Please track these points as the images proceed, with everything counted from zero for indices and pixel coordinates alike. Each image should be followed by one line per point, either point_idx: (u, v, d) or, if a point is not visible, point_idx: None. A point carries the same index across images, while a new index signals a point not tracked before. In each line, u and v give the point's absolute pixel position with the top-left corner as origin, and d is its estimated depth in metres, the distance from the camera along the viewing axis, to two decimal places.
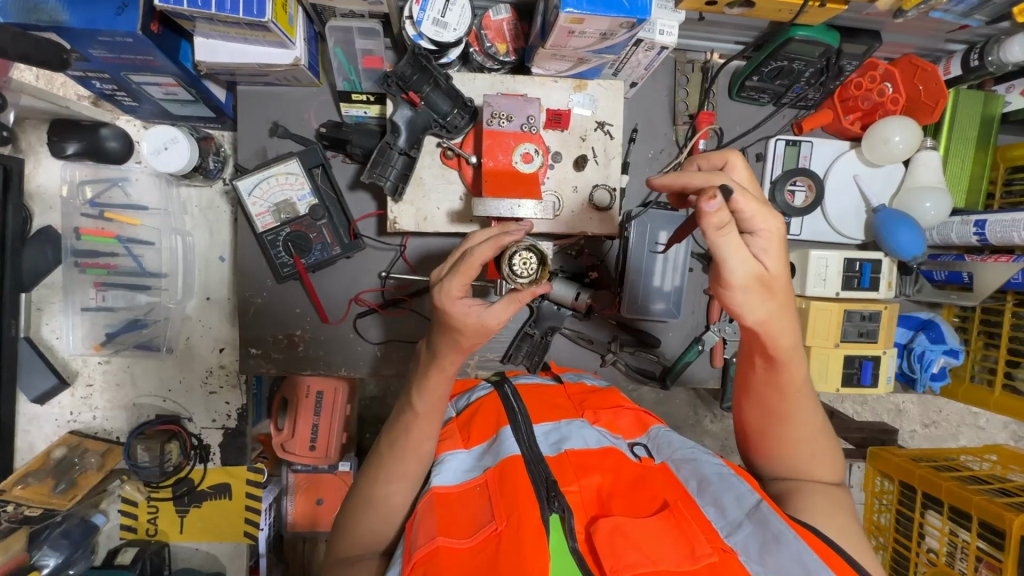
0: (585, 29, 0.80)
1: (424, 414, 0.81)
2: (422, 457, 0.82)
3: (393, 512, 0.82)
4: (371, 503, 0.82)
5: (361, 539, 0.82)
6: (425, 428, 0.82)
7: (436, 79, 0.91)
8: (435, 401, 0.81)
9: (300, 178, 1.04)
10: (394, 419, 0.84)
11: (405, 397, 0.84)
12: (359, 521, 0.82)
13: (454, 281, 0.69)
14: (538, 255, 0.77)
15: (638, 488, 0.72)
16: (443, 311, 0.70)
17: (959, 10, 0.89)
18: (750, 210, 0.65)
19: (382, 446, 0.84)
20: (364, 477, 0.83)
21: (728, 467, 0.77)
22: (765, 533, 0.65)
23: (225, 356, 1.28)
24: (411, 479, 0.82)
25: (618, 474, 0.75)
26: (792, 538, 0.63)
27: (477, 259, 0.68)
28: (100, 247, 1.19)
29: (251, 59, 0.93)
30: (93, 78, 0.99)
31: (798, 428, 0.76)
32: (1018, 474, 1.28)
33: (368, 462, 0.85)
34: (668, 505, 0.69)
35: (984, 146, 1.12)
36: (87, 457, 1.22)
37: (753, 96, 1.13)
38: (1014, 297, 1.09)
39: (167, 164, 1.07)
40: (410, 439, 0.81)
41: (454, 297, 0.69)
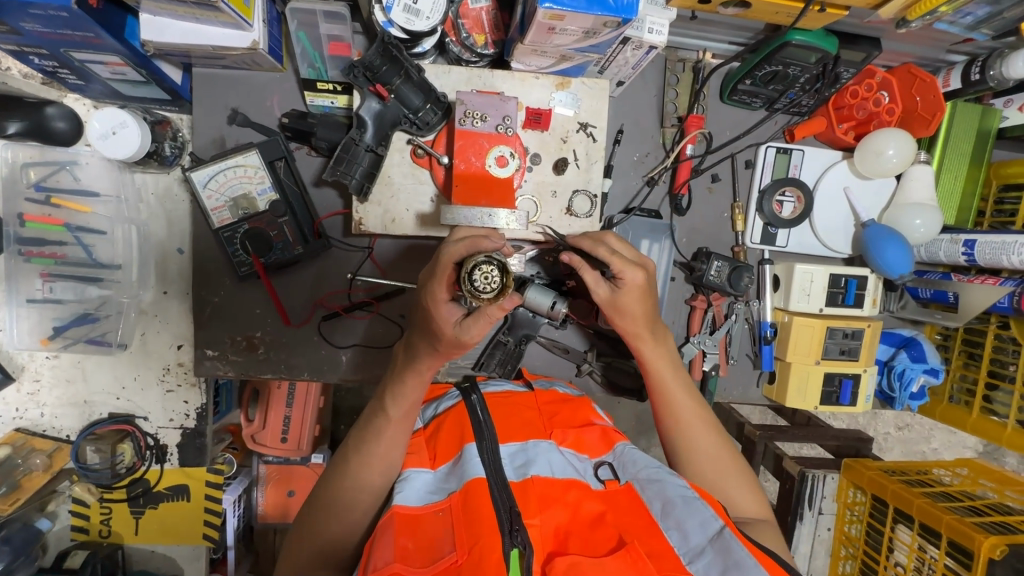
0: (567, 26, 0.74)
1: (397, 420, 0.77)
2: (390, 466, 0.78)
3: (356, 525, 0.78)
4: (332, 513, 0.76)
5: (319, 550, 0.77)
6: (396, 435, 0.77)
7: (407, 70, 0.83)
8: (410, 407, 0.77)
9: (260, 171, 0.96)
10: (365, 421, 0.79)
11: (378, 399, 0.79)
12: (319, 531, 0.77)
13: (439, 285, 0.65)
14: (500, 269, 0.65)
15: (597, 527, 0.69)
16: (428, 313, 0.66)
17: (965, 22, 0.84)
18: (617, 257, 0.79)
19: (349, 450, 0.79)
20: (327, 484, 0.78)
21: (694, 489, 0.73)
22: (727, 560, 0.62)
23: (183, 353, 1.22)
24: (377, 490, 0.77)
25: (577, 511, 0.71)
26: (752, 565, 0.60)
27: (448, 256, 0.64)
28: (47, 235, 1.11)
29: (203, 40, 0.84)
30: (30, 53, 0.90)
31: (708, 459, 0.85)
32: (988, 490, 1.28)
33: (333, 466, 0.80)
34: (624, 544, 0.65)
35: (977, 163, 1.09)
36: (32, 457, 1.15)
37: (745, 100, 1.08)
38: (998, 319, 1.07)
39: (115, 150, 0.99)
40: (379, 446, 0.76)
41: (440, 299, 0.65)
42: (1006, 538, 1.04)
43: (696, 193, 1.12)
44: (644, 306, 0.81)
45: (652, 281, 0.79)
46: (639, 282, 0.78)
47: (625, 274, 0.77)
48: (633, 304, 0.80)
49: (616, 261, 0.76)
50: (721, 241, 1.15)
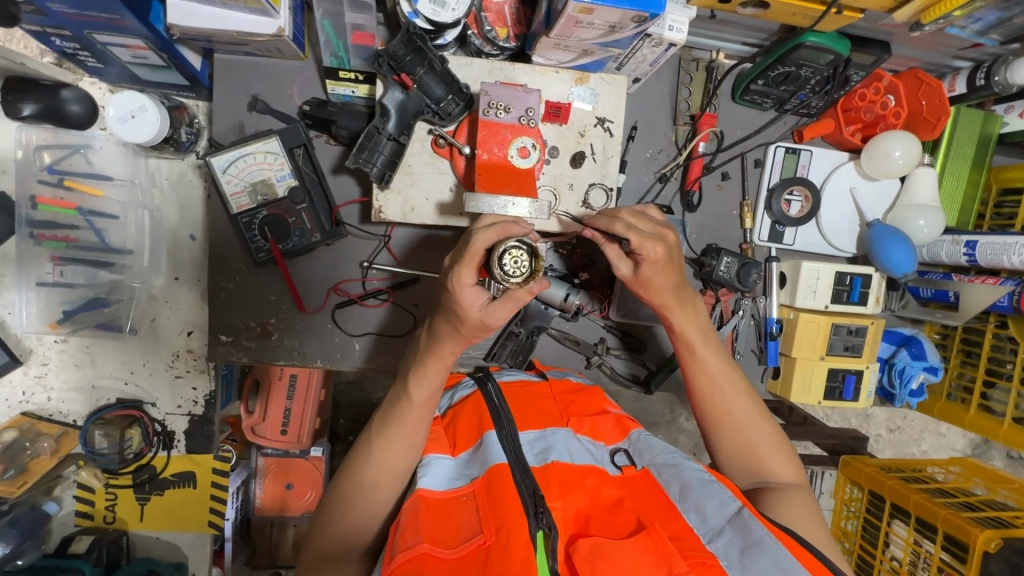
0: (594, 20, 0.76)
1: (419, 404, 0.77)
2: (413, 450, 0.79)
3: (378, 509, 0.78)
4: (357, 498, 0.77)
5: (345, 535, 0.78)
6: (419, 419, 0.78)
7: (430, 61, 0.85)
8: (433, 392, 0.77)
9: (279, 157, 0.97)
10: (387, 407, 0.80)
11: (399, 384, 0.79)
12: (344, 516, 0.77)
13: (466, 268, 0.65)
14: (529, 251, 0.67)
15: (616, 511, 0.71)
16: (453, 296, 0.67)
17: (975, 27, 0.87)
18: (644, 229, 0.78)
19: (372, 436, 0.79)
20: (350, 469, 0.79)
21: (710, 472, 0.75)
22: (745, 538, 0.65)
23: (193, 340, 1.22)
24: (400, 474, 0.78)
25: (596, 496, 0.73)
26: (771, 542, 0.63)
27: (479, 244, 0.64)
28: (60, 219, 1.09)
29: (230, 26, 0.85)
30: (52, 34, 0.90)
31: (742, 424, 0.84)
32: (981, 487, 1.31)
33: (355, 451, 0.80)
34: (645, 527, 0.67)
35: (979, 166, 1.12)
36: (40, 442, 1.15)
37: (756, 100, 1.10)
38: (997, 318, 1.10)
39: (134, 134, 0.99)
40: (403, 430, 0.77)
41: (465, 283, 0.66)
42: (1000, 531, 1.07)
43: (706, 190, 1.14)
44: (669, 278, 0.80)
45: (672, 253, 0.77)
46: (658, 256, 0.76)
47: (643, 248, 0.75)
48: (654, 278, 0.79)
49: (631, 233, 0.75)
50: (730, 238, 1.17)
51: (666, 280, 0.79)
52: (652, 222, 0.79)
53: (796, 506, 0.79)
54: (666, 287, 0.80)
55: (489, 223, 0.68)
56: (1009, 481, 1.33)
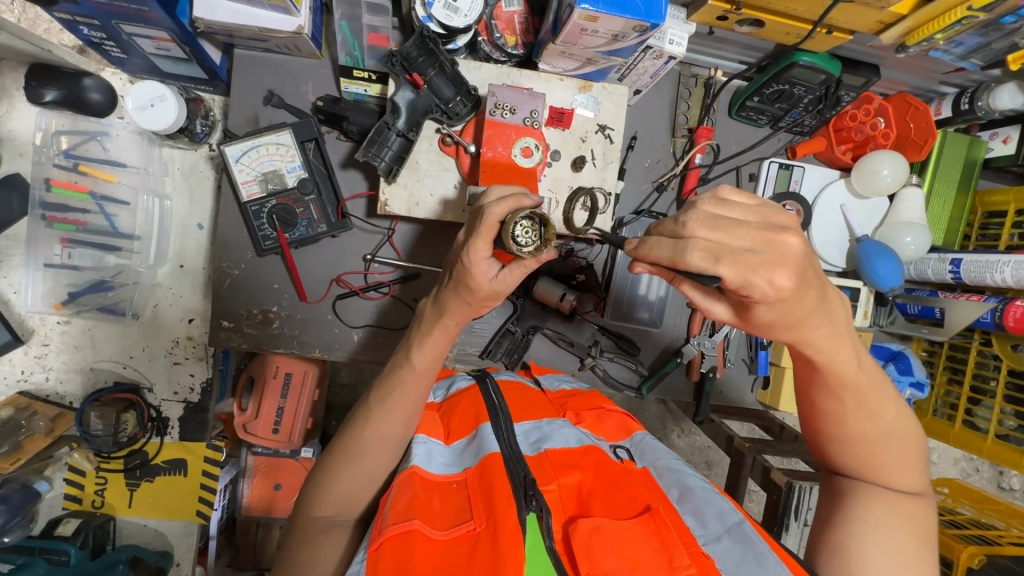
0: (598, 29, 0.80)
1: (420, 371, 0.80)
2: (410, 419, 0.81)
3: (375, 474, 0.80)
4: (353, 461, 0.79)
5: (338, 500, 0.79)
6: (418, 387, 0.80)
7: (442, 63, 0.89)
8: (433, 360, 0.80)
9: (291, 150, 1.01)
10: (388, 373, 0.82)
11: (401, 353, 0.82)
12: (339, 479, 0.78)
13: (479, 242, 0.67)
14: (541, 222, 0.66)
15: (617, 486, 0.71)
16: (466, 269, 0.69)
17: (957, 52, 0.92)
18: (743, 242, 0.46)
19: (371, 402, 0.81)
20: (349, 433, 0.81)
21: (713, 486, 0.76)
22: (749, 550, 0.63)
23: (194, 327, 1.24)
24: (396, 440, 0.80)
25: (598, 472, 0.74)
26: (774, 563, 0.61)
27: (495, 216, 0.65)
28: (71, 202, 1.12)
29: (253, 22, 0.90)
30: (81, 23, 0.94)
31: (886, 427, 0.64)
32: (967, 508, 1.32)
33: (355, 416, 0.83)
34: (649, 510, 0.68)
35: (965, 189, 1.16)
36: (35, 421, 1.15)
37: (751, 116, 1.14)
38: (981, 336, 1.13)
39: (151, 122, 1.03)
40: (401, 396, 0.80)
41: (479, 257, 0.68)
42: (984, 548, 1.08)
43: None
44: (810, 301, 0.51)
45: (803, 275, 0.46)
46: (787, 291, 0.47)
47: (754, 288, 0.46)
48: (779, 320, 0.51)
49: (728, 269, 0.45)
50: None
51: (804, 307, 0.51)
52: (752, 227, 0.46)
53: (904, 523, 0.64)
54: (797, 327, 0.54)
55: (500, 197, 0.70)
56: (995, 503, 1.34)
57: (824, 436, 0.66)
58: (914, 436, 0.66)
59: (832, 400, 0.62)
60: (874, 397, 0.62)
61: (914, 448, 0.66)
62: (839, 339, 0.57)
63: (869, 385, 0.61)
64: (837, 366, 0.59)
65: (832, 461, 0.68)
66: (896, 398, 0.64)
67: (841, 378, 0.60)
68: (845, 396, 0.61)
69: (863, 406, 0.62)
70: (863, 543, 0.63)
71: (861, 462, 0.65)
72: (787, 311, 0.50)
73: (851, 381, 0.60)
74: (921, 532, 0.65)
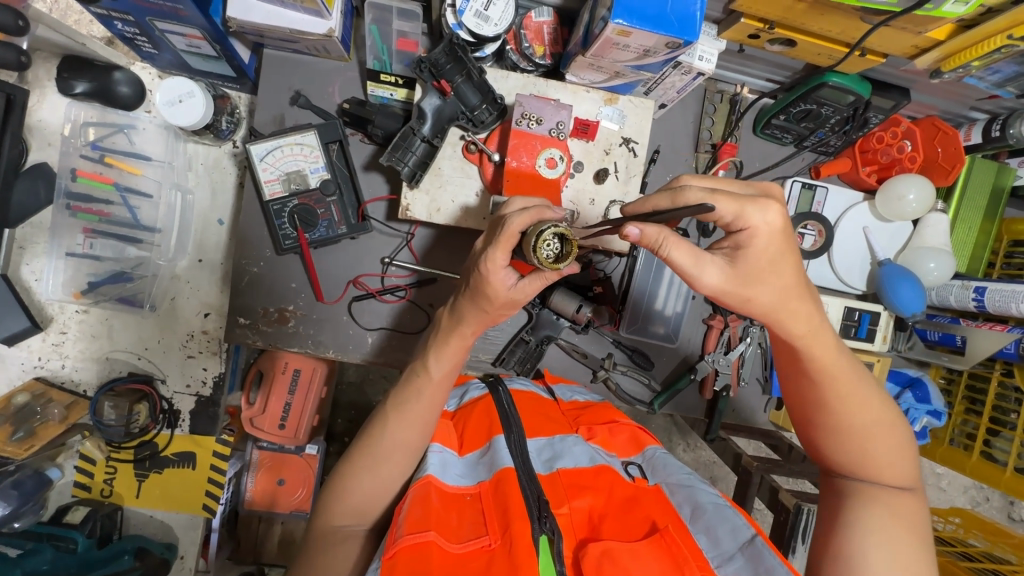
0: (630, 43, 0.80)
1: (437, 380, 0.80)
2: (426, 428, 0.81)
3: (389, 485, 0.80)
4: (370, 467, 0.79)
5: (354, 507, 0.79)
6: (435, 396, 0.80)
7: (469, 71, 0.90)
8: (451, 368, 0.80)
9: (315, 151, 1.02)
10: (405, 380, 0.83)
11: (419, 360, 0.82)
12: (355, 486, 0.79)
13: (498, 251, 0.66)
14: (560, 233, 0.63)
15: (629, 510, 0.70)
16: (484, 276, 0.69)
17: (992, 79, 0.91)
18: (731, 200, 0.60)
19: (387, 410, 0.81)
20: (366, 441, 0.81)
21: (722, 497, 0.76)
22: (757, 566, 0.63)
23: (209, 322, 1.25)
24: (412, 448, 0.80)
25: (610, 495, 0.73)
26: (783, 569, 0.62)
27: (516, 227, 0.64)
28: (96, 192, 1.13)
29: (285, 23, 0.90)
30: (116, 19, 0.95)
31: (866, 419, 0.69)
32: (979, 539, 1.29)
33: (371, 424, 0.83)
34: (658, 529, 0.67)
35: (991, 217, 1.15)
36: (50, 408, 1.17)
37: (776, 134, 1.13)
38: (1002, 366, 1.11)
39: (179, 117, 1.04)
40: (419, 404, 0.80)
41: (498, 266, 0.68)
42: None
43: None
44: (795, 271, 0.62)
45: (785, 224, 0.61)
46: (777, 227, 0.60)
47: (748, 217, 0.59)
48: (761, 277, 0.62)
49: (723, 199, 0.59)
50: None
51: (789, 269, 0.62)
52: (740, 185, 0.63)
53: (898, 514, 0.67)
54: (774, 295, 0.62)
55: (522, 208, 0.71)
56: (1009, 537, 1.30)
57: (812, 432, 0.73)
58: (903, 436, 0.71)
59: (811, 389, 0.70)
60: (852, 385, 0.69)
61: (900, 436, 0.71)
62: (812, 337, 0.66)
63: (845, 372, 0.68)
64: (817, 358, 0.67)
65: (823, 456, 0.73)
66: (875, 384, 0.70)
67: (820, 368, 0.67)
68: (823, 384, 0.68)
69: (843, 394, 0.68)
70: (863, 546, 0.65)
71: (850, 454, 0.70)
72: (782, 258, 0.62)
73: (830, 372, 0.68)
74: (917, 522, 0.68)
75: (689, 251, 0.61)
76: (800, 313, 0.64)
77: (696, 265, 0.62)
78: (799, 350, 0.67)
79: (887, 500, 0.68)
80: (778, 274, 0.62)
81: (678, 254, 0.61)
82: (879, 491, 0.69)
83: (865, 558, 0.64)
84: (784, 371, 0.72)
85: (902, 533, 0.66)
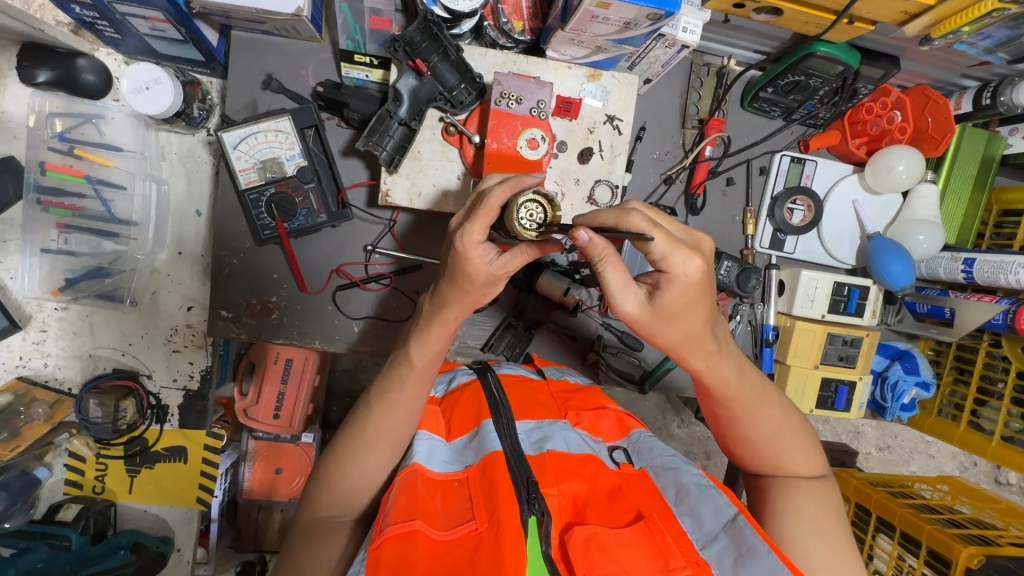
0: (609, 16, 0.78)
1: (420, 368, 0.78)
2: (411, 416, 0.80)
3: (374, 477, 0.80)
4: (356, 458, 0.78)
5: (340, 496, 0.79)
6: (417, 384, 0.79)
7: (445, 49, 0.86)
8: (433, 357, 0.78)
9: (291, 137, 0.98)
10: (388, 369, 0.82)
11: (400, 348, 0.81)
12: (342, 476, 0.78)
13: (475, 226, 0.64)
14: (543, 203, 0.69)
15: (614, 499, 0.70)
16: (461, 254, 0.66)
17: (983, 45, 0.89)
18: (662, 250, 0.61)
19: (370, 402, 0.80)
20: (350, 431, 0.80)
21: (707, 477, 0.76)
22: (740, 546, 0.65)
23: (193, 315, 1.22)
24: (398, 438, 0.80)
25: (595, 483, 0.73)
26: (765, 552, 0.63)
27: (495, 199, 0.63)
28: (67, 186, 1.10)
29: (251, 3, 0.86)
30: (73, 2, 0.91)
31: (772, 429, 0.79)
32: (966, 506, 1.31)
33: (354, 415, 0.82)
34: (643, 517, 0.67)
35: (981, 186, 1.13)
36: (34, 407, 1.15)
37: (764, 108, 1.11)
38: (990, 337, 1.11)
39: (147, 105, 1.00)
40: (402, 394, 0.79)
41: (475, 241, 0.65)
42: (983, 548, 1.07)
43: (710, 195, 1.15)
44: (703, 322, 0.68)
45: (705, 273, 0.63)
46: (694, 277, 0.63)
47: (673, 260, 0.62)
48: (677, 309, 0.65)
49: (659, 237, 0.61)
50: (732, 244, 1.17)
51: (695, 320, 0.67)
52: (683, 226, 0.68)
53: (819, 502, 0.77)
54: (679, 336, 0.68)
55: (501, 181, 0.69)
56: (995, 502, 1.33)
57: (732, 442, 0.82)
58: (803, 431, 0.82)
59: (721, 410, 0.79)
60: (757, 406, 0.78)
61: (805, 436, 0.82)
62: (713, 368, 0.74)
63: (748, 396, 0.77)
64: (717, 384, 0.76)
65: (749, 464, 0.83)
66: (778, 399, 0.81)
67: (724, 394, 0.77)
68: (733, 407, 0.78)
69: (751, 413, 0.78)
70: (796, 531, 0.75)
71: (765, 460, 0.80)
72: (687, 305, 0.65)
73: (733, 397, 0.77)
74: (833, 502, 0.78)
75: (621, 274, 0.64)
76: (703, 351, 0.71)
77: (621, 290, 0.65)
78: (700, 378, 0.75)
79: (809, 491, 0.78)
80: (687, 321, 0.67)
81: (610, 273, 0.64)
82: (803, 484, 0.79)
83: (800, 543, 0.74)
84: (701, 398, 0.81)
85: (822, 513, 0.76)
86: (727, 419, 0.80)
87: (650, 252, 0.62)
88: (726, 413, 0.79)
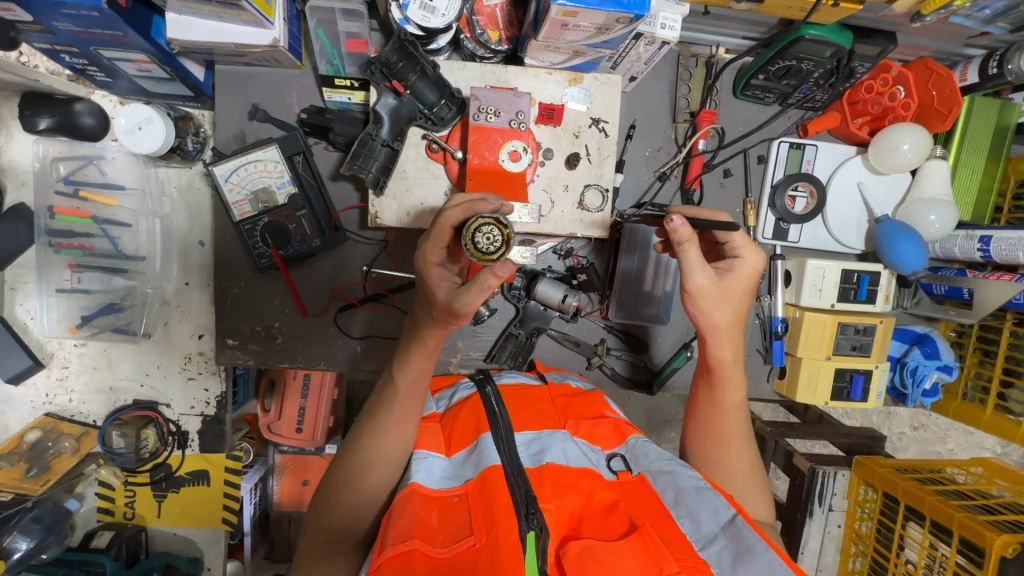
0: (580, 22, 0.76)
1: (406, 389, 0.80)
2: (405, 437, 0.81)
3: (373, 501, 0.80)
4: (352, 482, 0.79)
5: (341, 520, 0.79)
6: (406, 405, 0.80)
7: (423, 66, 0.85)
8: (418, 376, 0.80)
9: (280, 165, 0.99)
10: (378, 393, 0.83)
11: (388, 371, 0.83)
12: (341, 500, 0.79)
13: (431, 247, 0.70)
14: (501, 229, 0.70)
15: (610, 512, 0.70)
16: (422, 279, 0.70)
17: (981, 15, 0.85)
18: (741, 240, 0.80)
19: (362, 426, 0.82)
20: (345, 456, 0.81)
21: (706, 481, 0.74)
22: (739, 545, 0.64)
23: (204, 343, 1.25)
24: (393, 460, 0.80)
25: (590, 499, 0.72)
26: (763, 549, 0.62)
27: (446, 220, 0.70)
28: (75, 228, 1.14)
29: (228, 39, 0.87)
30: (62, 52, 0.94)
31: (737, 457, 0.83)
32: (1003, 489, 1.26)
33: (348, 441, 0.83)
34: (638, 527, 0.66)
35: (995, 158, 1.08)
36: (62, 441, 1.22)
37: (757, 95, 1.08)
38: (1013, 316, 1.06)
39: (140, 145, 1.02)
40: (392, 416, 0.80)
41: (431, 263, 0.70)
42: (1017, 536, 1.02)
43: (707, 188, 1.12)
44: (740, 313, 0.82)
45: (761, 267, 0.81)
46: (754, 265, 0.81)
47: (747, 248, 0.81)
48: (731, 290, 0.80)
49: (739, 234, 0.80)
50: None
51: (737, 307, 0.81)
52: None
53: None
54: (723, 318, 0.80)
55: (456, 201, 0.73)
56: None
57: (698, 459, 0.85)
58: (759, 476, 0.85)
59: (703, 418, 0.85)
60: (734, 426, 0.84)
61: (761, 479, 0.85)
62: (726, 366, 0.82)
63: (731, 412, 0.84)
64: (720, 384, 0.83)
65: None
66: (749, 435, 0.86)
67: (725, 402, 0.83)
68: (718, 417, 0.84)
69: (728, 430, 0.83)
70: None
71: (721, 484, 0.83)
72: (735, 290, 0.80)
73: (723, 404, 0.84)
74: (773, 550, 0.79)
75: (698, 255, 0.77)
76: (727, 342, 0.81)
77: (697, 267, 0.77)
78: (715, 372, 0.83)
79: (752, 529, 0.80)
80: (733, 303, 0.80)
81: (688, 253, 0.76)
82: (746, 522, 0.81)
83: None
84: (693, 402, 0.87)
85: None
86: (702, 429, 0.85)
87: (733, 238, 0.81)
88: (708, 422, 0.85)
